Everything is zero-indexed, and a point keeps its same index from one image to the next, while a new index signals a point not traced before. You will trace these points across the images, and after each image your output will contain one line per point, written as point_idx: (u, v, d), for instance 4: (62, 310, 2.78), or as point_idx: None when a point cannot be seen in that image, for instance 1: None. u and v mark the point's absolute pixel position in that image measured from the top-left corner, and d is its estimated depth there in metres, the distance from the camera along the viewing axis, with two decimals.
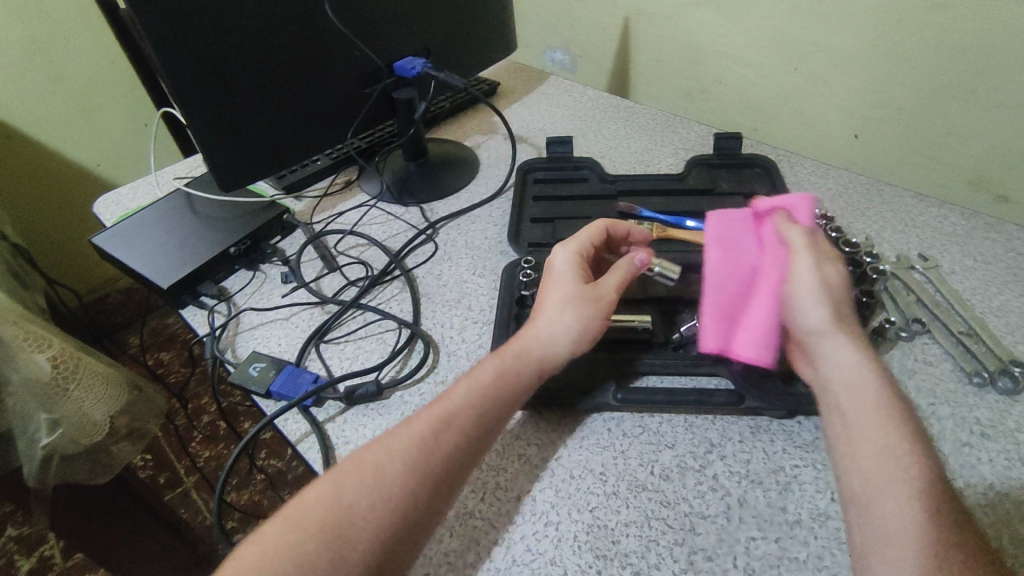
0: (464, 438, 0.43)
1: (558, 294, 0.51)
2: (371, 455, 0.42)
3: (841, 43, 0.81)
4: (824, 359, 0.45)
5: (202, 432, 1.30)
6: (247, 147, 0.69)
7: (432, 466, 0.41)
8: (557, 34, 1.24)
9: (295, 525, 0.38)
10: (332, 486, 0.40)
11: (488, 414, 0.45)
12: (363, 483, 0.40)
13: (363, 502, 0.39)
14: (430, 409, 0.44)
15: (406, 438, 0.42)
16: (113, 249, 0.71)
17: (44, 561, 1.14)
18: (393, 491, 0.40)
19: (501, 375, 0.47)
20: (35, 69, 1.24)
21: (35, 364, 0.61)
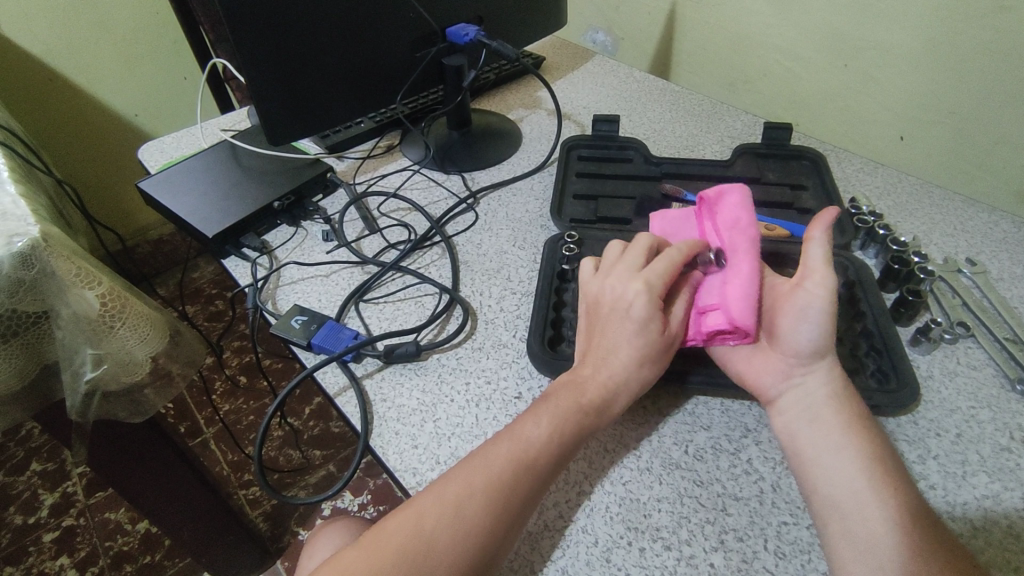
0: (539, 475, 0.43)
1: (638, 335, 0.48)
2: (450, 490, 0.42)
3: (899, 41, 0.79)
4: (803, 387, 0.48)
5: (224, 386, 1.33)
6: (298, 100, 0.69)
7: (509, 507, 0.41)
8: (602, 14, 1.22)
9: (377, 554, 0.39)
10: (416, 519, 0.40)
11: (563, 454, 0.45)
12: (446, 521, 0.40)
13: (444, 538, 0.39)
14: (503, 445, 0.44)
15: (484, 475, 0.42)
16: (159, 195, 0.72)
17: (67, 497, 1.17)
18: (473, 532, 0.40)
19: (577, 415, 0.46)
20: (82, 16, 1.24)
21: (83, 301, 0.58)
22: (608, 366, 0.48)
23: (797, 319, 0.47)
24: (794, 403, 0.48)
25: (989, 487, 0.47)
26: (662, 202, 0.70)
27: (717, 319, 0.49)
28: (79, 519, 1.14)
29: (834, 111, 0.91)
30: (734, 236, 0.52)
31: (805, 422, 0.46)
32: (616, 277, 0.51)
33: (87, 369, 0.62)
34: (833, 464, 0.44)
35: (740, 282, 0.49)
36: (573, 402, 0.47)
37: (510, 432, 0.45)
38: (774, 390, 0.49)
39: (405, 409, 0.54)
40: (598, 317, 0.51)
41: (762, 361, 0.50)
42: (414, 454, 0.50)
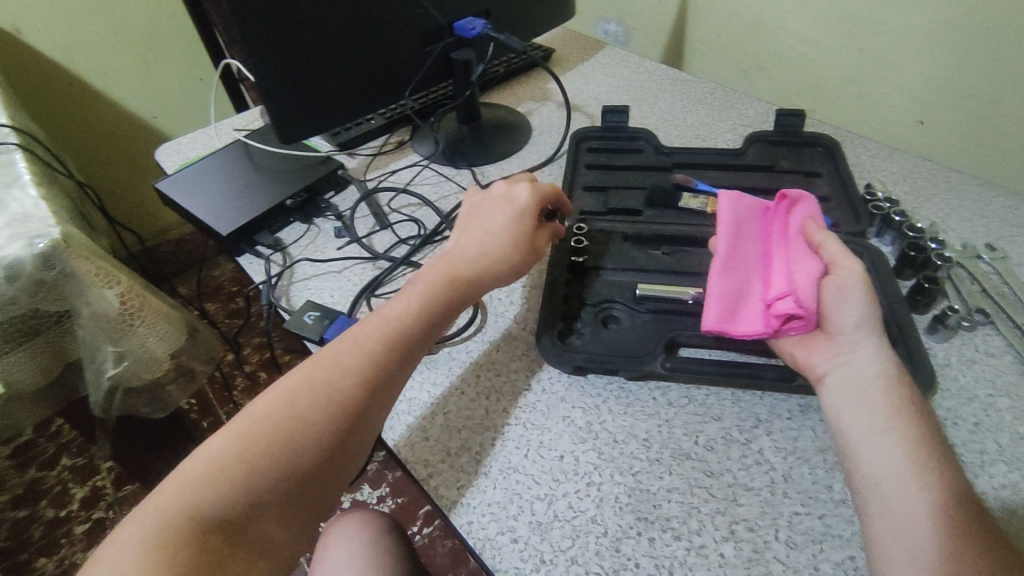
0: (405, 351, 0.48)
1: (507, 231, 0.56)
2: (317, 372, 0.45)
3: (917, 22, 0.77)
4: (853, 363, 0.47)
5: (244, 381, 1.35)
6: (307, 97, 0.69)
7: (372, 378, 0.46)
8: (613, 4, 1.21)
9: (249, 428, 0.43)
10: (284, 401, 0.44)
11: (429, 329, 0.50)
12: (313, 399, 0.44)
13: (313, 415, 0.43)
14: (369, 327, 0.48)
15: (354, 357, 0.46)
16: (175, 195, 0.73)
17: (96, 491, 1.21)
18: (339, 405, 0.44)
19: (440, 296, 0.51)
20: (100, 21, 1.27)
21: (104, 299, 0.59)
22: (472, 254, 0.54)
23: (838, 300, 0.48)
24: (840, 379, 0.47)
25: (1007, 476, 0.46)
26: (673, 192, 0.69)
27: (786, 305, 0.49)
28: (106, 511, 1.18)
29: (850, 96, 0.89)
30: (800, 237, 0.54)
31: (851, 401, 0.45)
32: (495, 195, 0.59)
33: (109, 365, 0.64)
34: (878, 443, 0.43)
35: (806, 270, 0.50)
36: (440, 282, 0.52)
37: (378, 314, 0.49)
38: (822, 368, 0.48)
39: (416, 402, 0.55)
40: (474, 222, 0.58)
41: (812, 343, 0.49)
42: (425, 446, 0.51)
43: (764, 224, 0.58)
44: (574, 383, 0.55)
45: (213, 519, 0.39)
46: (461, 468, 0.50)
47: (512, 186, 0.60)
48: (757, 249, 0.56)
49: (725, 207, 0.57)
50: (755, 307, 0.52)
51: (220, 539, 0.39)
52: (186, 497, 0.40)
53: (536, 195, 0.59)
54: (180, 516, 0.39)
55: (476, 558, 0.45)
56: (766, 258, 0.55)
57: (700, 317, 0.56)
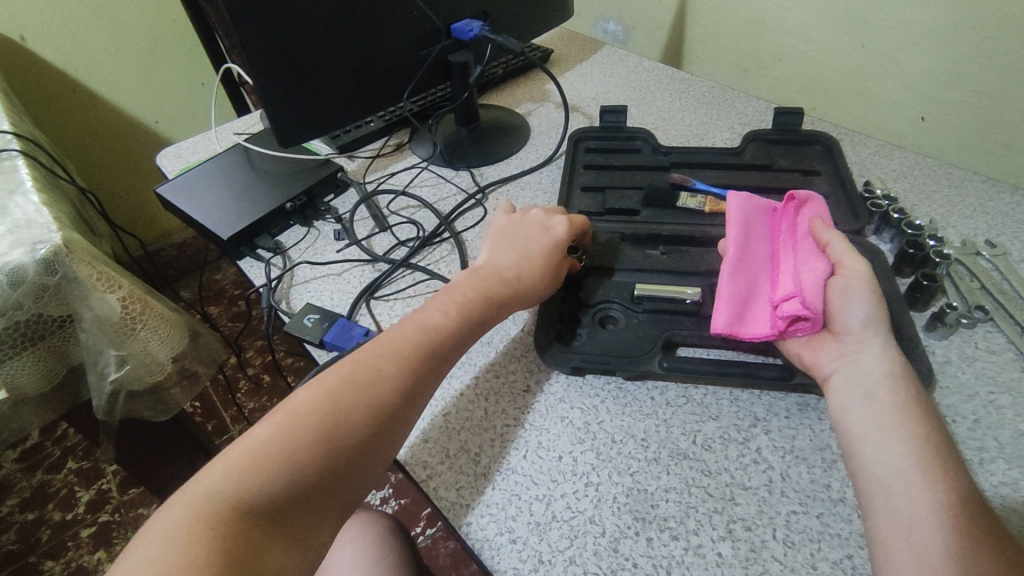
0: (441, 362, 0.48)
1: (538, 255, 0.57)
2: (359, 372, 0.44)
3: (916, 18, 0.77)
4: (862, 361, 0.47)
5: (248, 383, 1.36)
6: (305, 100, 0.70)
7: (415, 386, 0.46)
8: (612, 4, 1.21)
9: (291, 421, 0.41)
10: (328, 396, 0.42)
11: (462, 340, 0.51)
12: (358, 397, 0.43)
13: (356, 415, 0.42)
14: (408, 332, 0.48)
15: (394, 360, 0.46)
16: (176, 200, 0.74)
17: (102, 494, 1.22)
18: (383, 408, 0.43)
19: (475, 307, 0.52)
20: (102, 27, 1.28)
21: (105, 303, 0.60)
22: (505, 271, 0.55)
23: (844, 300, 0.49)
24: (848, 379, 0.47)
25: (1007, 474, 0.46)
26: (671, 191, 0.69)
27: (792, 305, 0.50)
28: (113, 514, 1.19)
29: (851, 93, 0.89)
30: (807, 239, 0.55)
31: (859, 400, 0.46)
32: (532, 219, 0.60)
33: (111, 369, 0.65)
34: (883, 444, 0.43)
35: (812, 271, 0.51)
36: (474, 296, 0.53)
37: (417, 320, 0.50)
38: (829, 367, 0.49)
39: None
40: (504, 237, 0.59)
41: (819, 344, 0.50)
42: (424, 448, 0.51)
43: (771, 224, 0.58)
44: (572, 384, 0.55)
45: (259, 510, 0.37)
46: (459, 469, 0.50)
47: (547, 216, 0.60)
48: (765, 249, 0.56)
49: (733, 208, 0.58)
50: (762, 308, 0.52)
51: (264, 532, 0.37)
52: (229, 484, 0.38)
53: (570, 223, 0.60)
54: (224, 504, 0.37)
55: (475, 559, 0.45)
56: (775, 259, 0.55)
57: (698, 316, 0.57)
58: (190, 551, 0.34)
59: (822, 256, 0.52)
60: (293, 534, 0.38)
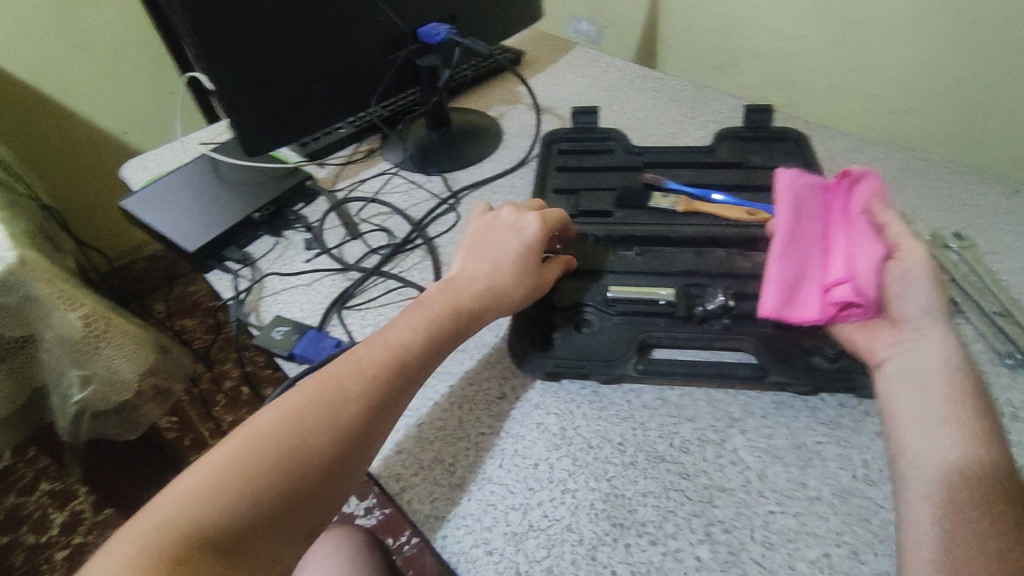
0: (412, 379, 0.47)
1: (517, 262, 0.54)
2: (323, 394, 0.43)
3: (882, 13, 0.77)
4: (920, 351, 0.44)
5: (226, 396, 1.33)
6: (266, 97, 0.67)
7: (383, 405, 0.45)
8: (585, 4, 1.20)
9: (251, 446, 0.40)
10: (290, 420, 0.41)
11: (434, 356, 0.49)
12: (322, 422, 0.42)
13: (320, 440, 0.41)
14: (376, 350, 0.47)
15: (360, 379, 0.45)
16: (140, 212, 0.72)
17: (76, 515, 1.18)
18: (349, 430, 0.42)
19: (448, 321, 0.51)
20: (63, 36, 1.25)
21: (66, 322, 0.58)
22: (484, 281, 0.53)
23: (901, 286, 0.45)
24: (903, 368, 0.44)
25: None
26: (644, 191, 0.69)
27: (845, 290, 0.45)
28: (88, 535, 1.16)
29: (821, 88, 0.90)
30: (859, 218, 0.50)
31: (910, 390, 0.43)
32: (503, 220, 0.58)
33: (75, 390, 0.64)
34: (929, 432, 0.40)
35: (866, 252, 0.46)
36: (447, 310, 0.51)
37: (386, 336, 0.48)
38: (882, 354, 0.46)
39: None
40: (487, 238, 0.57)
41: (873, 330, 0.47)
42: (397, 459, 0.50)
43: (823, 202, 0.52)
44: (548, 390, 0.54)
45: (214, 540, 0.36)
46: (434, 480, 0.49)
47: (519, 213, 0.58)
48: (817, 227, 0.51)
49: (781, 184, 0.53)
50: (813, 291, 0.48)
51: (223, 560, 0.36)
52: (186, 512, 0.37)
53: (550, 219, 0.58)
54: (181, 533, 0.36)
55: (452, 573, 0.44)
56: (827, 239, 0.50)
57: (672, 317, 0.56)
58: None
59: (877, 235, 0.47)
60: (253, 564, 0.36)
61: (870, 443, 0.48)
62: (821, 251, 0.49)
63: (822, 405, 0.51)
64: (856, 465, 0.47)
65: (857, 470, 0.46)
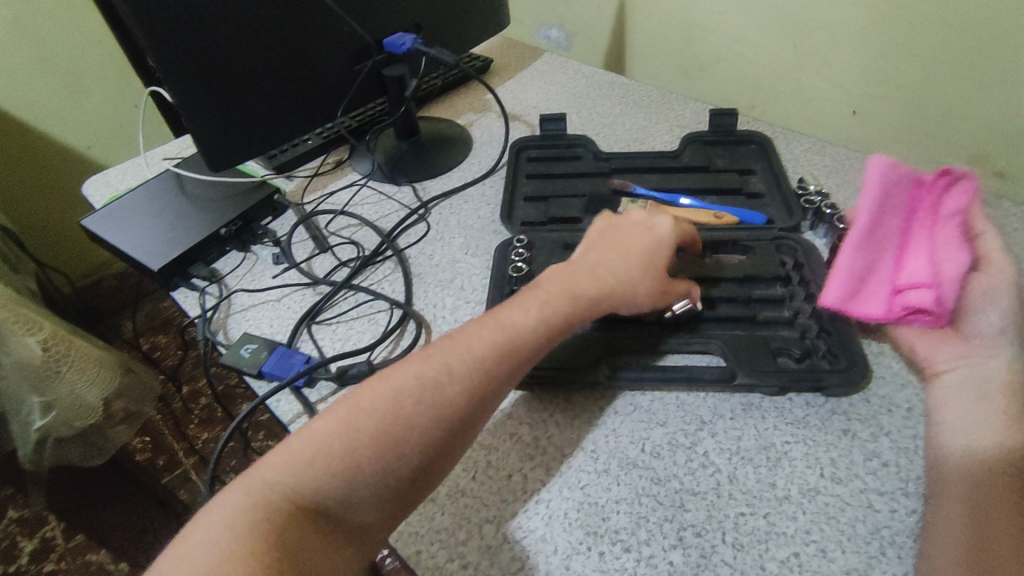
0: (520, 364, 0.45)
1: (644, 260, 0.52)
2: (429, 372, 0.42)
3: (841, 19, 0.77)
4: (979, 362, 0.47)
5: (199, 415, 1.31)
6: (221, 100, 0.65)
7: (488, 391, 0.43)
8: (553, 10, 1.18)
9: (354, 420, 0.40)
10: (394, 398, 0.41)
11: (549, 342, 0.47)
12: (423, 403, 0.41)
13: (424, 421, 0.40)
14: (491, 329, 0.45)
15: (467, 361, 0.43)
16: (102, 231, 0.70)
17: (47, 542, 1.15)
18: (454, 414, 0.41)
19: (561, 305, 0.48)
20: (22, 50, 1.22)
21: (26, 347, 0.63)
22: (602, 271, 0.51)
23: (983, 299, 0.49)
24: (967, 373, 0.48)
25: None
26: (612, 198, 0.70)
27: (921, 296, 0.50)
28: (60, 562, 1.13)
29: (786, 93, 0.89)
30: (951, 222, 0.53)
31: (968, 391, 0.47)
32: (634, 220, 0.56)
33: (37, 418, 0.66)
34: (979, 425, 0.44)
35: (953, 260, 0.50)
36: (563, 294, 0.49)
37: (499, 317, 0.47)
38: (943, 365, 0.50)
39: None
40: (611, 235, 0.55)
41: (937, 340, 0.51)
42: None
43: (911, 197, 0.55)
44: (521, 400, 0.54)
45: (312, 507, 0.38)
46: None
47: (651, 216, 0.56)
48: (898, 223, 0.55)
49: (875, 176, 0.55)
50: (880, 288, 0.52)
51: (317, 527, 0.38)
52: (289, 477, 0.38)
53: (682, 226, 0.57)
54: (282, 496, 0.37)
55: None
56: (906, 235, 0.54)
57: (641, 321, 0.56)
58: (243, 542, 0.35)
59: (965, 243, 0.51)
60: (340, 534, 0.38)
61: (836, 442, 0.49)
62: (902, 243, 0.54)
63: (789, 405, 0.52)
64: (823, 464, 0.47)
65: (824, 469, 0.47)
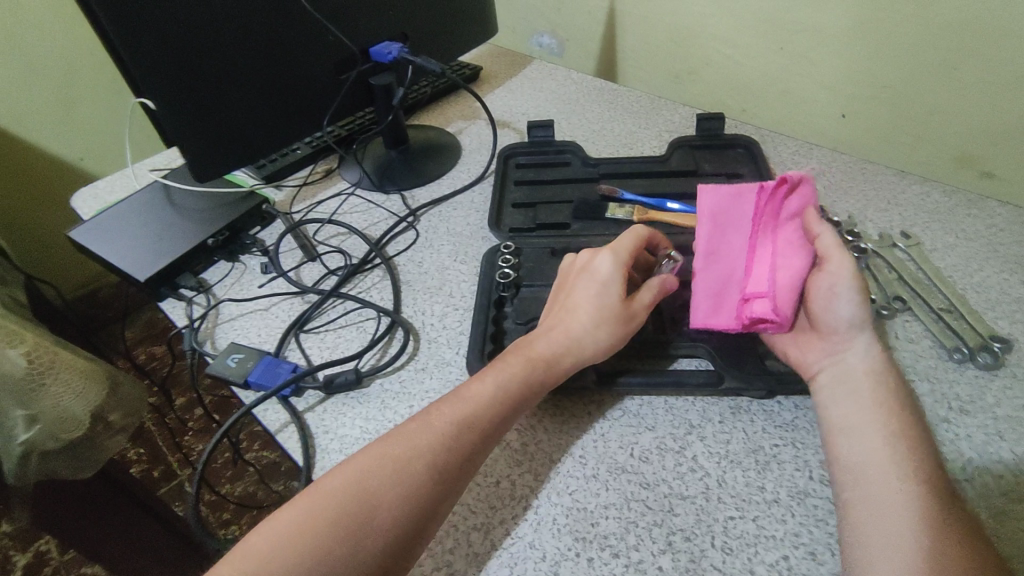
0: (483, 440, 0.45)
1: (594, 307, 0.50)
2: (390, 454, 0.43)
3: (826, 23, 0.77)
4: (842, 354, 0.48)
5: (194, 426, 1.30)
6: (202, 107, 0.65)
7: (453, 469, 0.43)
8: (543, 17, 1.19)
9: (312, 511, 0.40)
10: (355, 482, 0.41)
11: (508, 418, 0.47)
12: (383, 487, 0.41)
13: (384, 507, 0.40)
14: (450, 406, 0.46)
15: (428, 440, 0.43)
16: (89, 243, 0.70)
17: (40, 556, 1.14)
18: (417, 494, 0.41)
19: (523, 374, 0.48)
20: (13, 63, 1.22)
21: (10, 360, 0.66)
22: (563, 327, 0.50)
23: (828, 295, 0.48)
24: (835, 375, 0.48)
25: None
26: (600, 203, 0.70)
27: (764, 306, 0.50)
28: None
29: (774, 96, 0.89)
30: (791, 223, 0.51)
31: (841, 394, 0.47)
32: (580, 265, 0.54)
33: (21, 431, 0.69)
34: (858, 437, 0.44)
35: (787, 266, 0.49)
36: (520, 364, 0.48)
37: (458, 393, 0.47)
38: (815, 365, 0.49)
39: (348, 439, 0.53)
40: (566, 284, 0.54)
41: (804, 340, 0.51)
42: None
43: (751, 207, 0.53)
44: None
45: None
46: None
47: (596, 253, 0.54)
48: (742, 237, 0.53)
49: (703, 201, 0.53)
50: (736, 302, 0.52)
51: None
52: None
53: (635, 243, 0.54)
54: None
55: None
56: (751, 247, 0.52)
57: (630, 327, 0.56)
58: None
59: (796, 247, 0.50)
60: None
61: None
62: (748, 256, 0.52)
63: (778, 408, 0.52)
64: (812, 466, 0.47)
65: (813, 471, 0.47)
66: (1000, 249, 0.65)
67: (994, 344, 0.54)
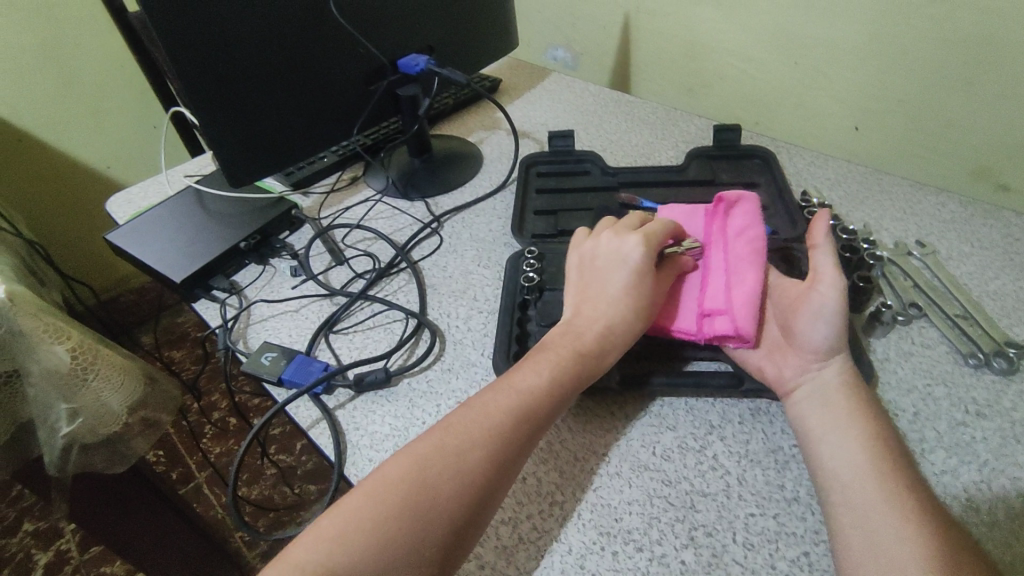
0: (536, 429, 0.47)
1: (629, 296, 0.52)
2: (451, 440, 0.44)
3: (841, 38, 0.79)
4: (818, 372, 0.50)
5: (213, 428, 1.32)
6: (236, 110, 0.67)
7: (509, 456, 0.45)
8: (559, 32, 1.21)
9: (379, 495, 0.41)
10: (417, 467, 0.43)
11: (558, 407, 0.49)
12: (445, 472, 0.43)
13: (449, 490, 0.42)
14: (505, 396, 0.47)
15: (486, 428, 0.45)
16: (126, 246, 0.73)
17: (62, 555, 1.16)
18: (478, 479, 0.43)
19: (572, 365, 0.50)
20: (47, 74, 1.26)
21: (54, 354, 0.66)
22: (601, 319, 0.52)
23: (813, 316, 0.50)
24: (810, 391, 0.49)
25: (947, 462, 0.48)
26: (620, 211, 0.72)
27: (726, 321, 0.53)
28: None
29: (789, 108, 0.91)
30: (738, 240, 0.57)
31: (817, 407, 0.48)
32: (609, 250, 0.55)
33: (63, 424, 0.72)
34: (836, 443, 0.46)
35: (743, 284, 0.54)
36: (569, 355, 0.50)
37: (510, 383, 0.49)
38: (792, 380, 0.51)
39: (378, 435, 0.55)
40: (591, 268, 0.56)
41: (780, 356, 0.52)
42: None
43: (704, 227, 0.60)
44: None
45: None
46: None
47: (624, 237, 0.55)
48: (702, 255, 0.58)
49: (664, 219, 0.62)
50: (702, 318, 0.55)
51: None
52: (320, 556, 0.39)
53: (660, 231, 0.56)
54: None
55: None
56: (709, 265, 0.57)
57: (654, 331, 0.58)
58: None
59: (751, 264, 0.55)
60: None
61: None
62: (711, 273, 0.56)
63: None
64: None
65: None
66: (1016, 258, 0.66)
67: (1010, 349, 0.55)
